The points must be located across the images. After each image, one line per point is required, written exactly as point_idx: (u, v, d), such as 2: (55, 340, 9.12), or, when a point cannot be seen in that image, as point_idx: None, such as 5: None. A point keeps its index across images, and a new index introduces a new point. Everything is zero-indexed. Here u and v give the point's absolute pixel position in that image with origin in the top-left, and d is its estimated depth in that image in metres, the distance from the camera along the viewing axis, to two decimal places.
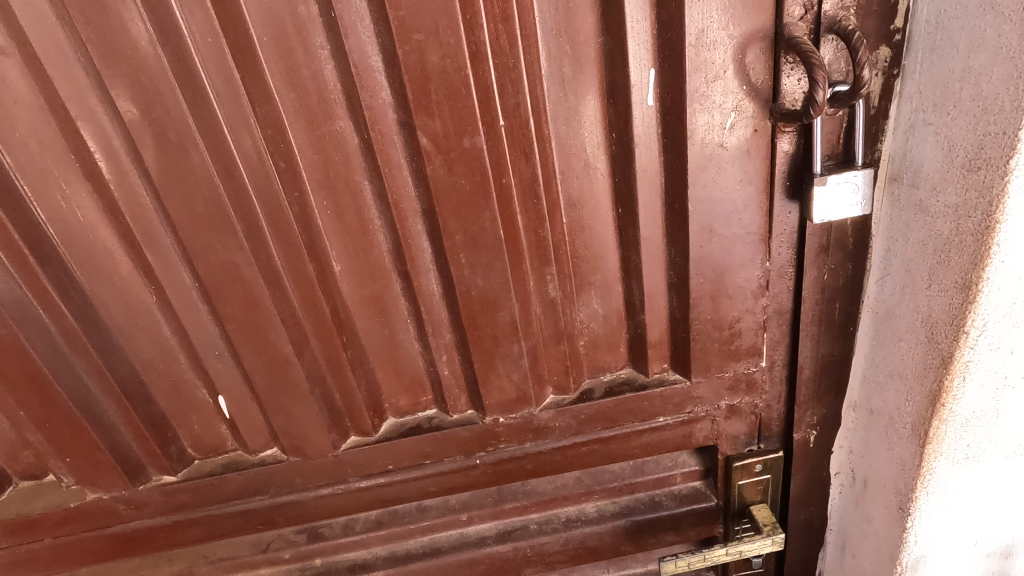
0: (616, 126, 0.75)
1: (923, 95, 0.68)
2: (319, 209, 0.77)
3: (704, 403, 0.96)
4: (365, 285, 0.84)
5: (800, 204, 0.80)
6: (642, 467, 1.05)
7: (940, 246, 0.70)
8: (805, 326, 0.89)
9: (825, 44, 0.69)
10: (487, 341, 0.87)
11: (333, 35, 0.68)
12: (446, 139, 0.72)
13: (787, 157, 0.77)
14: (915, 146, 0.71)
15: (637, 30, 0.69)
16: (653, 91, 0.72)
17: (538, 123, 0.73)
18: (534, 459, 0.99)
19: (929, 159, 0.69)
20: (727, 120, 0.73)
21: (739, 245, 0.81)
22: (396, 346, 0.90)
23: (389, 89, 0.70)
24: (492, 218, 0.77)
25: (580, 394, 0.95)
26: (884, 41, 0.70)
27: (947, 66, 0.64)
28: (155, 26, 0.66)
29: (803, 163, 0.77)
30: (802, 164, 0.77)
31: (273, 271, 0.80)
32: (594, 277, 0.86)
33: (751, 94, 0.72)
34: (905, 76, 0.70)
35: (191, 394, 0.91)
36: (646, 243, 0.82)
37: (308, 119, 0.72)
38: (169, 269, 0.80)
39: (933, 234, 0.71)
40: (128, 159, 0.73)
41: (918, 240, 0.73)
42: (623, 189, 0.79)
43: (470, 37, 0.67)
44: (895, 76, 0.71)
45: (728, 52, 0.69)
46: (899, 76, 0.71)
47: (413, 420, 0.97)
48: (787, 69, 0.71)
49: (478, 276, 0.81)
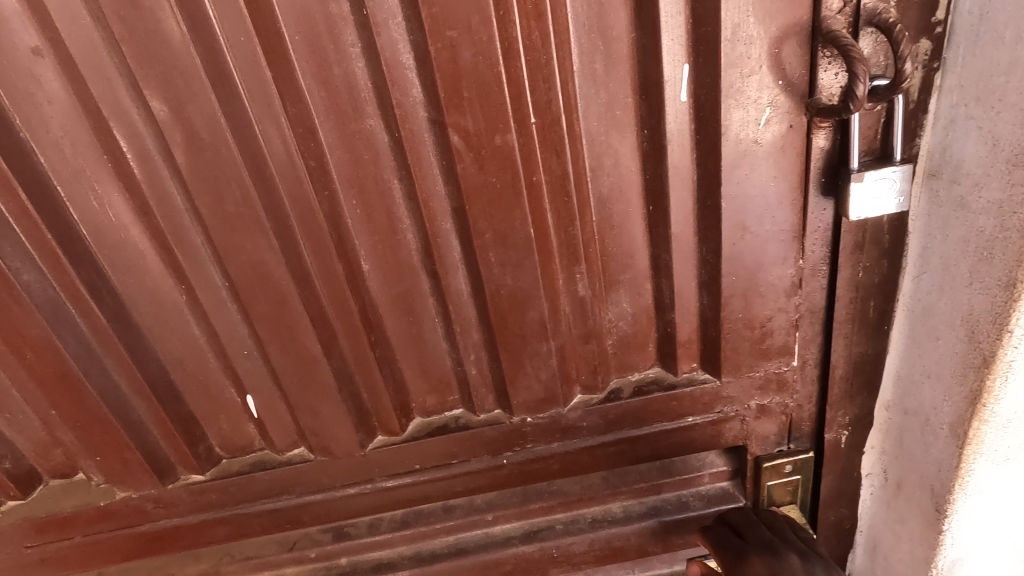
0: (648, 123, 0.74)
1: (965, 88, 0.67)
2: (348, 208, 0.77)
3: (734, 402, 0.94)
4: (394, 284, 0.84)
5: (834, 200, 0.78)
6: (670, 467, 1.04)
7: (982, 243, 0.69)
8: (839, 325, 0.87)
9: (865, 38, 0.68)
10: (515, 340, 0.86)
11: (365, 33, 0.67)
12: (477, 137, 0.71)
13: (825, 154, 0.75)
14: (955, 141, 0.69)
15: (671, 24, 0.67)
16: (687, 86, 0.71)
17: (569, 120, 0.73)
18: (561, 459, 0.98)
19: (971, 154, 0.68)
20: (762, 116, 0.71)
21: (772, 243, 0.80)
22: (424, 345, 0.89)
23: (420, 87, 0.70)
24: (523, 217, 0.77)
25: (608, 393, 0.94)
26: (925, 34, 0.68)
27: (992, 59, 0.63)
28: (188, 26, 0.66)
29: (841, 159, 0.75)
30: (840, 161, 0.75)
31: (303, 270, 0.80)
32: (624, 276, 0.85)
33: (787, 89, 0.71)
34: (946, 69, 0.69)
35: (220, 393, 0.92)
36: (677, 240, 0.81)
37: (338, 118, 0.72)
38: (200, 269, 0.80)
39: (974, 230, 0.69)
40: (160, 159, 0.73)
41: (958, 237, 0.72)
42: (655, 186, 0.78)
43: (503, 33, 0.66)
44: (935, 69, 0.70)
45: (765, 47, 0.68)
46: (939, 70, 0.69)
47: (440, 420, 0.96)
48: (825, 64, 0.70)
49: (508, 275, 0.81)
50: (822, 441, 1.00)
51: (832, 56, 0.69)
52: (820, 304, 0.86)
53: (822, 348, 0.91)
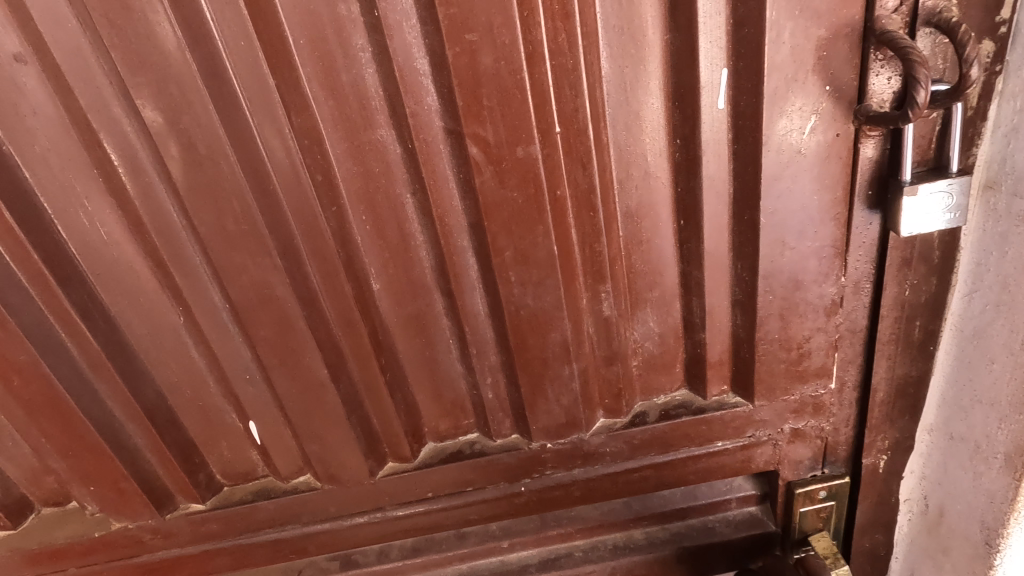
0: (681, 132, 0.69)
1: None
2: (358, 224, 0.72)
3: (767, 426, 0.89)
4: (405, 304, 0.78)
5: (882, 214, 0.72)
6: (694, 492, 0.98)
7: None
8: (881, 346, 0.81)
9: (922, 39, 0.62)
10: (536, 363, 0.81)
11: (376, 36, 0.62)
12: (498, 148, 0.66)
13: (874, 165, 0.70)
14: (1018, 151, 0.64)
15: (710, 25, 0.62)
16: (725, 92, 0.65)
17: (597, 129, 0.67)
18: (582, 485, 0.93)
19: None
20: (807, 125, 0.66)
21: (812, 259, 0.75)
22: (438, 368, 0.84)
23: (436, 94, 0.64)
24: (546, 233, 0.71)
25: (633, 417, 0.89)
26: (988, 35, 0.62)
27: None
28: (184, 29, 0.60)
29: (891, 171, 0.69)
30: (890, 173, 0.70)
31: (309, 291, 0.75)
32: (651, 294, 0.80)
33: (834, 96, 0.65)
34: (1010, 73, 0.63)
35: (221, 418, 0.86)
36: (709, 257, 0.75)
37: (347, 128, 0.66)
38: (199, 289, 0.75)
39: None
40: (154, 173, 0.68)
41: (1019, 255, 0.67)
42: (687, 200, 0.73)
43: (527, 35, 0.60)
44: (998, 73, 0.64)
45: (812, 51, 0.62)
46: (1002, 73, 0.64)
47: (454, 445, 0.91)
48: (878, 68, 0.64)
49: (529, 295, 0.75)
50: (858, 466, 0.94)
51: (886, 59, 0.64)
52: (861, 323, 0.81)
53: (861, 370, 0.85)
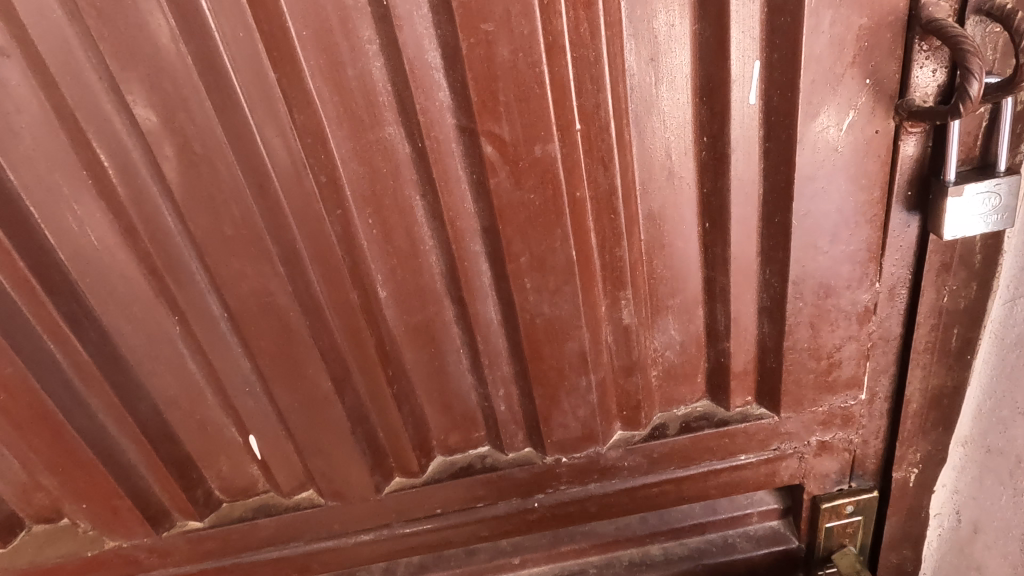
0: (708, 129, 0.65)
1: None
2: (363, 228, 0.68)
3: (793, 439, 0.85)
4: (414, 312, 0.74)
5: (921, 216, 0.68)
6: (713, 506, 0.94)
7: None
8: (915, 355, 0.77)
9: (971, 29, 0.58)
10: (551, 375, 0.76)
11: (384, 27, 0.58)
12: (514, 146, 0.61)
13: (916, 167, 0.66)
14: None
15: (743, 14, 0.58)
16: (757, 86, 0.61)
17: (618, 126, 0.63)
18: (598, 501, 0.89)
19: None
20: (844, 120, 0.62)
21: (845, 264, 0.70)
22: (447, 378, 0.80)
23: (448, 89, 0.60)
24: (564, 237, 0.67)
25: (652, 430, 0.85)
26: None
27: None
28: (178, 20, 0.56)
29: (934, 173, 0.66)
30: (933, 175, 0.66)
31: (312, 299, 0.70)
32: (673, 300, 0.76)
33: (874, 90, 0.61)
34: None
35: (219, 432, 0.82)
36: (736, 261, 0.71)
37: (353, 126, 0.62)
38: (195, 297, 0.70)
39: None
40: (147, 174, 0.64)
41: None
42: (713, 202, 0.69)
43: (547, 26, 0.56)
44: None
45: (853, 41, 0.58)
46: None
47: (464, 459, 0.87)
48: (923, 58, 0.60)
49: (545, 302, 0.71)
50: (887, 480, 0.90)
51: (934, 48, 0.59)
52: (893, 330, 0.77)
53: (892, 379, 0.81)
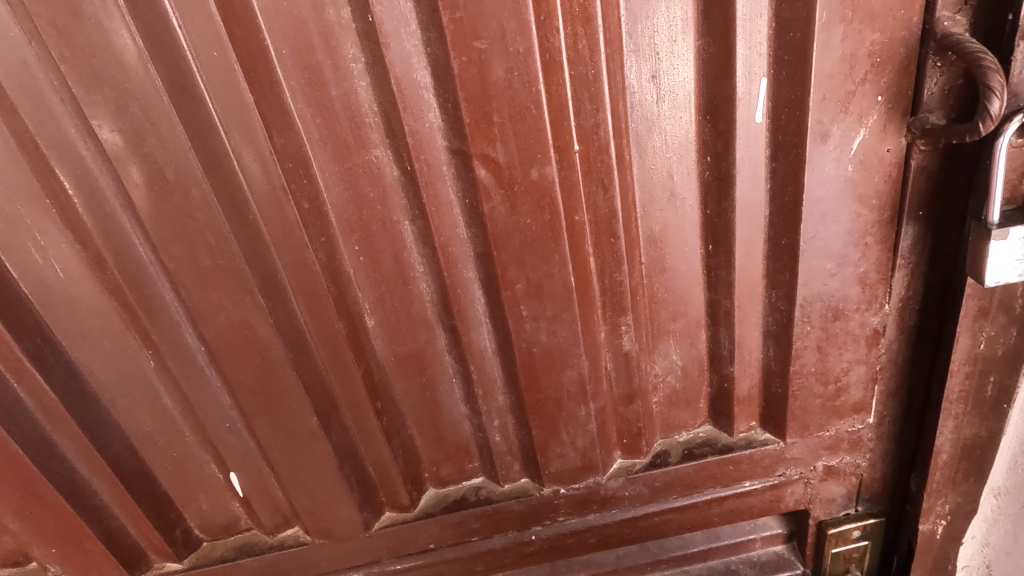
0: (712, 148, 0.61)
1: None
2: (349, 255, 0.64)
3: (799, 464, 0.82)
4: (403, 342, 0.70)
5: (931, 236, 0.66)
6: (716, 532, 0.89)
7: None
8: (947, 404, 0.73)
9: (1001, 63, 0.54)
10: (549, 404, 0.73)
11: (370, 45, 0.54)
12: (510, 170, 0.58)
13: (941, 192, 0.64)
14: None
15: (749, 30, 0.55)
16: (764, 105, 0.58)
17: (619, 146, 0.60)
18: (598, 532, 0.85)
19: None
20: (853, 142, 0.60)
21: (854, 286, 0.68)
22: (439, 409, 0.76)
23: (439, 110, 0.57)
24: (562, 263, 0.63)
25: (652, 457, 0.81)
26: None
27: None
28: (147, 39, 0.52)
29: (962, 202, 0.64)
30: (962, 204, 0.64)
31: (296, 330, 0.66)
32: (675, 324, 0.72)
33: (886, 107, 0.58)
34: None
35: (198, 471, 0.77)
36: (741, 284, 0.68)
37: (337, 149, 0.58)
38: (170, 331, 0.66)
39: None
40: (115, 201, 0.59)
41: None
42: (717, 224, 0.66)
43: (543, 43, 0.53)
44: None
45: (864, 57, 0.55)
46: None
47: (457, 492, 0.83)
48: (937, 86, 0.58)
49: (542, 331, 0.67)
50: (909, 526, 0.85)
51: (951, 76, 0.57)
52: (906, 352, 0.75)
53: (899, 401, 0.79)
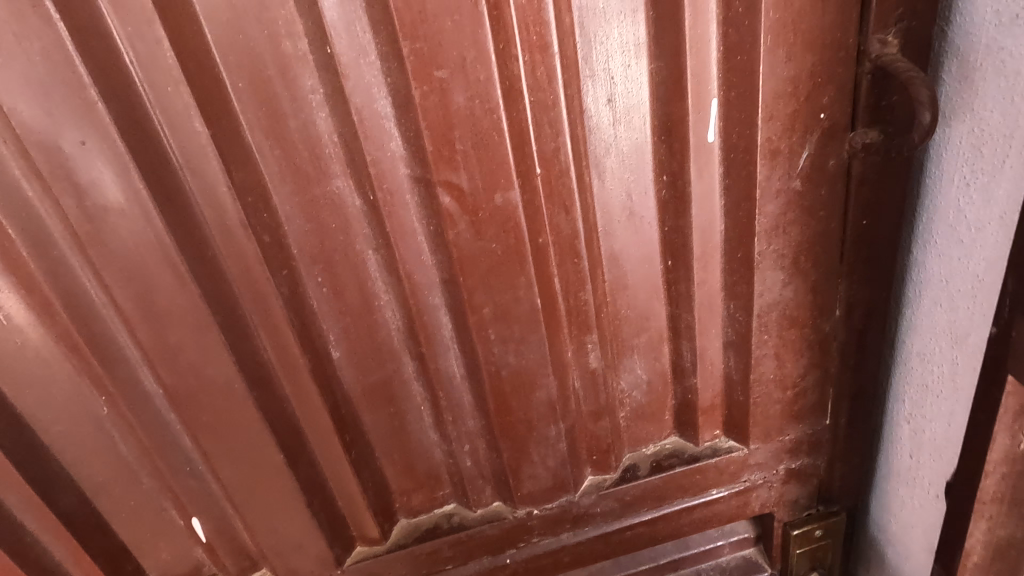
0: (668, 167, 0.63)
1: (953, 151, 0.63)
2: (313, 287, 0.63)
3: (762, 469, 0.85)
4: (370, 372, 0.69)
5: (877, 244, 0.69)
6: (686, 541, 0.91)
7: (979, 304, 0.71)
8: (979, 505, 0.66)
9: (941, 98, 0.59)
10: (519, 426, 0.73)
11: (328, 76, 0.54)
12: (473, 196, 0.59)
13: (931, 227, 0.66)
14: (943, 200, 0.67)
15: (698, 55, 0.57)
16: (714, 125, 0.61)
17: (578, 169, 0.61)
18: (572, 551, 0.85)
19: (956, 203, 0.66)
20: (798, 158, 0.63)
21: (805, 294, 0.71)
22: (408, 438, 0.75)
23: (401, 139, 0.57)
24: (528, 285, 0.64)
25: (622, 472, 0.82)
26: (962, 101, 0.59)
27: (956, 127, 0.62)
28: (95, 74, 0.51)
29: (960, 252, 0.63)
30: (958, 253, 0.64)
31: (259, 364, 0.65)
32: (639, 339, 0.74)
33: (828, 124, 0.62)
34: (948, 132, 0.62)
35: (156, 519, 0.74)
36: (701, 298, 0.70)
37: (298, 181, 0.58)
38: (125, 374, 0.63)
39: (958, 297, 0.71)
40: (63, 242, 0.57)
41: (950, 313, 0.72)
42: (675, 240, 0.67)
43: (502, 71, 0.54)
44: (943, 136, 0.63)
45: (805, 77, 0.59)
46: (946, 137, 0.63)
47: (429, 520, 0.81)
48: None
49: (511, 354, 0.68)
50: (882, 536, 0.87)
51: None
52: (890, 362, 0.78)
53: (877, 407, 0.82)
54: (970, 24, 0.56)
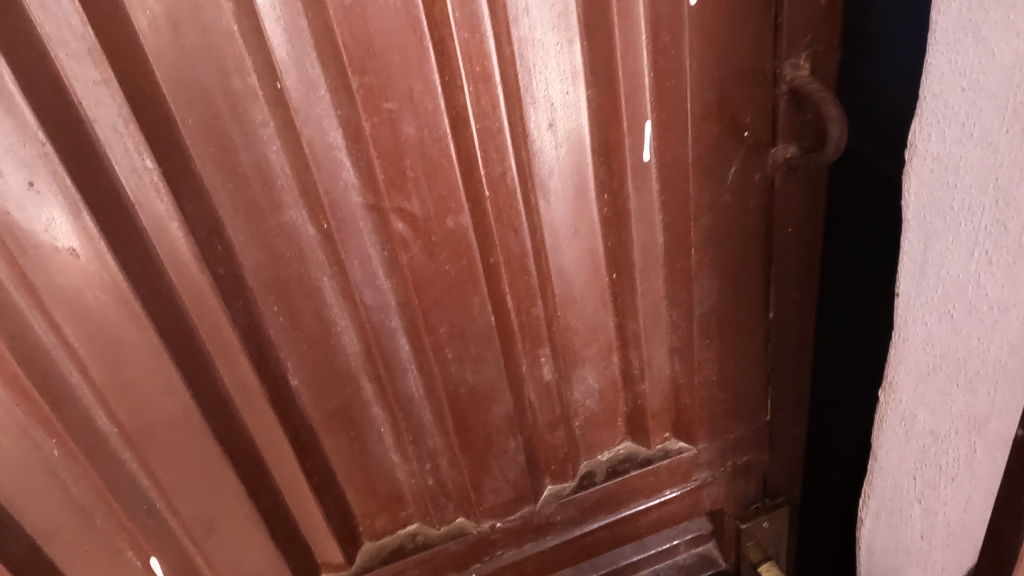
0: (609, 186, 0.67)
1: (946, 207, 0.49)
2: (269, 316, 0.64)
3: (710, 467, 0.89)
4: (329, 397, 0.70)
5: (799, 249, 0.76)
6: (644, 543, 0.94)
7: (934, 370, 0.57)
8: None
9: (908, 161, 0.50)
10: (479, 442, 0.75)
11: (278, 110, 0.55)
12: (426, 221, 0.61)
13: (942, 298, 0.53)
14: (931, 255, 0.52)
15: (632, 81, 0.61)
16: (650, 145, 0.65)
17: (525, 191, 0.64)
18: (535, 560, 0.87)
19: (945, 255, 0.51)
20: (727, 174, 0.68)
21: (740, 299, 0.76)
22: (370, 461, 0.76)
23: (353, 168, 0.58)
24: (482, 304, 0.67)
25: (580, 479, 0.85)
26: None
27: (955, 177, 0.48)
28: (41, 114, 0.50)
29: (983, 335, 0.51)
30: (981, 336, 0.51)
31: (217, 394, 0.66)
32: (589, 350, 0.76)
33: (750, 140, 0.67)
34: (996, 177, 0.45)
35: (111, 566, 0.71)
36: (645, 308, 0.74)
37: (251, 213, 0.59)
38: (77, 416, 0.62)
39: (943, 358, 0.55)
40: (11, 286, 0.55)
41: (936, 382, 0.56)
42: (619, 254, 0.71)
43: (449, 101, 0.57)
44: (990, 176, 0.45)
45: (726, 100, 0.64)
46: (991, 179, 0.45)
47: (393, 541, 0.82)
48: (905, 180, 0.51)
49: (467, 370, 0.70)
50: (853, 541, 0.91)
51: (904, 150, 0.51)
52: (896, 431, 0.62)
53: (879, 472, 0.66)
54: (986, 87, 0.43)
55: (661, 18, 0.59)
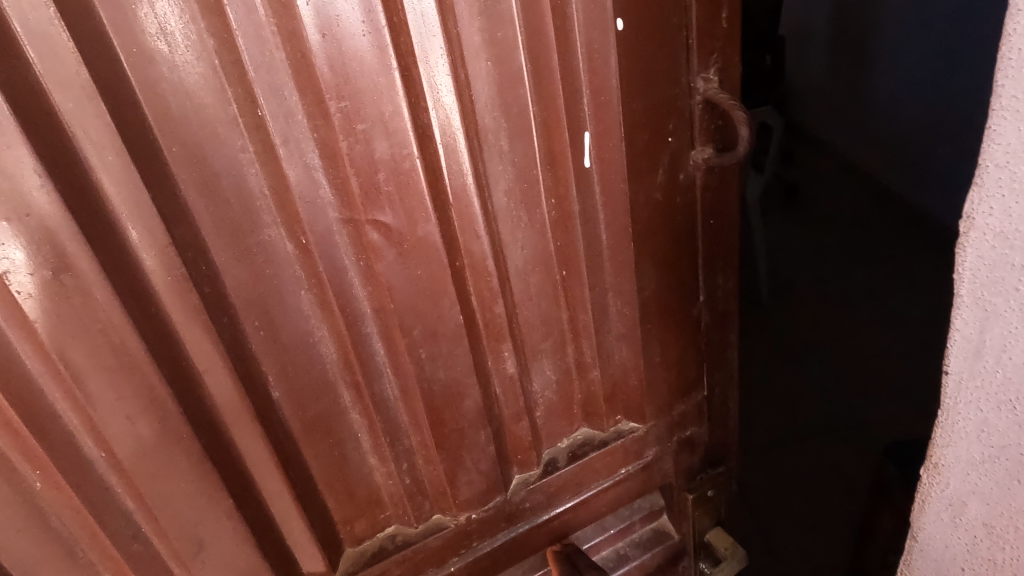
0: (555, 192, 0.75)
1: None
2: (251, 331, 0.67)
3: (659, 443, 0.98)
4: (309, 407, 0.74)
5: (719, 240, 0.87)
6: (602, 524, 1.01)
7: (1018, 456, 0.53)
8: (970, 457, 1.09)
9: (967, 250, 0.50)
10: (452, 436, 0.81)
11: (258, 135, 0.60)
12: (399, 230, 0.67)
13: (999, 386, 0.52)
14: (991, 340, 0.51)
15: (570, 97, 0.70)
16: (590, 153, 0.73)
17: (483, 198, 0.71)
18: (508, 548, 0.93)
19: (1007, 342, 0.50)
20: (656, 175, 0.78)
21: (674, 286, 0.86)
22: (348, 466, 0.79)
23: (329, 186, 0.63)
24: (451, 304, 0.73)
25: (545, 466, 0.91)
26: None
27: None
28: (38, 143, 0.52)
29: None
30: None
31: (203, 411, 0.68)
32: (546, 342, 0.83)
33: (673, 145, 0.77)
34: None
35: None
36: (594, 300, 0.83)
37: (233, 233, 0.63)
38: (61, 445, 0.62)
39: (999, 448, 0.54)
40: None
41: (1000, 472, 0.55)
42: (568, 252, 0.79)
43: (416, 121, 0.64)
44: None
45: (652, 110, 0.74)
46: None
47: (373, 544, 0.85)
48: (960, 255, 0.52)
49: (440, 367, 0.76)
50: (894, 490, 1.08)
51: (959, 224, 0.51)
52: (940, 507, 0.62)
53: (923, 548, 0.65)
54: None
55: (593, 42, 0.68)
